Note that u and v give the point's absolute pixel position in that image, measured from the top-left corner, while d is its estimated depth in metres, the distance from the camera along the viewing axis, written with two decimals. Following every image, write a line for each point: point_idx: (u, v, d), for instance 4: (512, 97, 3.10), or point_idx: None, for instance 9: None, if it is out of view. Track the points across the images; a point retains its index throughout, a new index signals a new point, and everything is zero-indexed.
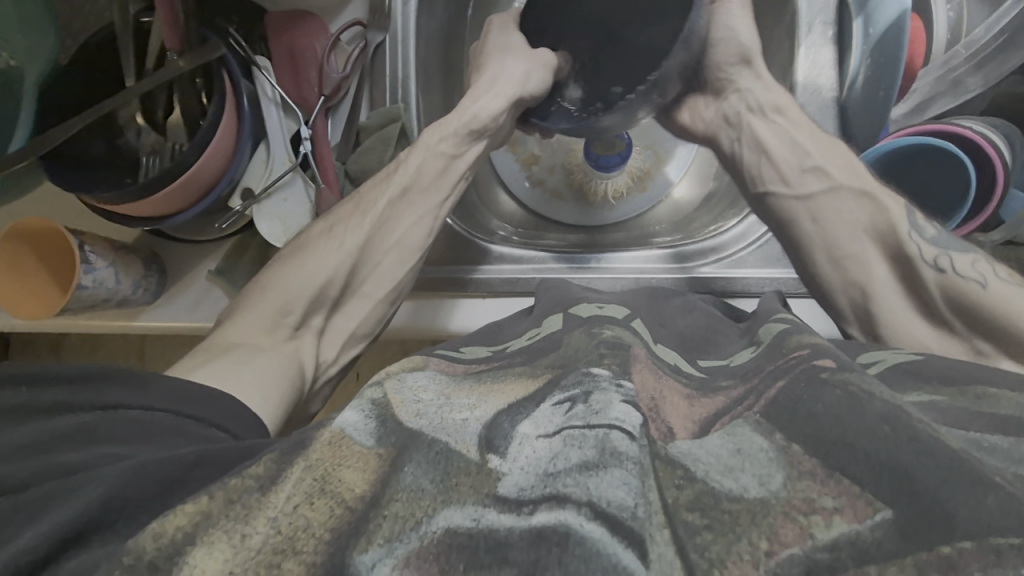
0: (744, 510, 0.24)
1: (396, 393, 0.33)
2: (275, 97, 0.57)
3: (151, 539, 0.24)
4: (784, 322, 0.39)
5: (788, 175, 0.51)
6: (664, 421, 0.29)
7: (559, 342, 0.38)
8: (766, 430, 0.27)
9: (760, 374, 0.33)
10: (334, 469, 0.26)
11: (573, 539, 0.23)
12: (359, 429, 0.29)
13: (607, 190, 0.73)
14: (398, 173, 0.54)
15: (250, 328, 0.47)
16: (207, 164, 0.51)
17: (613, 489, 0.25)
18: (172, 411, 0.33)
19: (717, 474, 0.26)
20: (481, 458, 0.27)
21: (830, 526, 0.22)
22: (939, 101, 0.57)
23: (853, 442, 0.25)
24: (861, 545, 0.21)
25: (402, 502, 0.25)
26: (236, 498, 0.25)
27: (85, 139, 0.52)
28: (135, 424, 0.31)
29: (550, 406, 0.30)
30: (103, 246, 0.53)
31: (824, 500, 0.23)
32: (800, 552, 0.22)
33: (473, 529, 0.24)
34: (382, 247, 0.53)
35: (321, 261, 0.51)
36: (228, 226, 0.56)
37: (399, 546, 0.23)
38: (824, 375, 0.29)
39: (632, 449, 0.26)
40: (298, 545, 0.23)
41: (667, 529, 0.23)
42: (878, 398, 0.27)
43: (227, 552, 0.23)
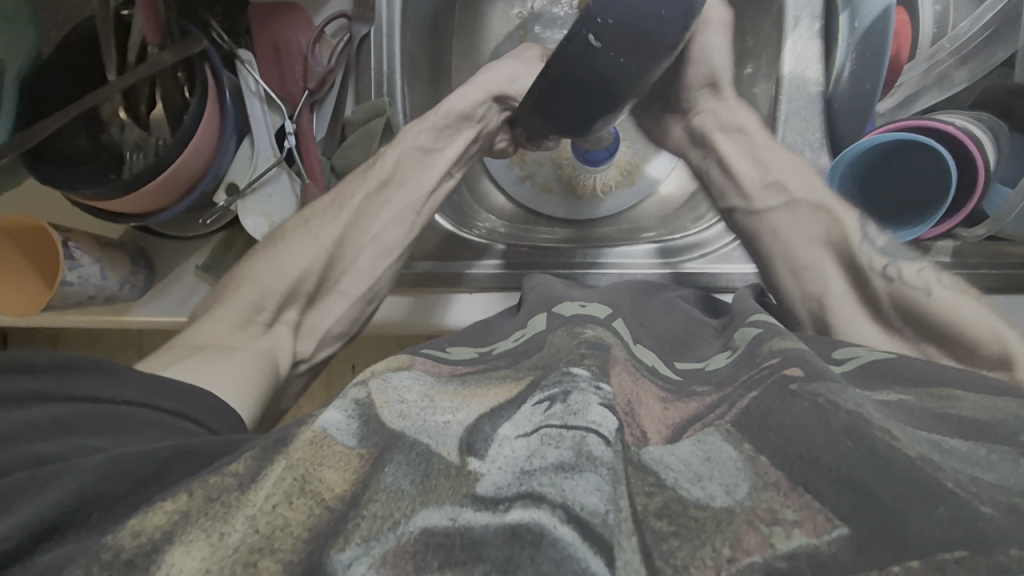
0: (710, 518, 0.26)
1: (380, 394, 0.35)
2: (259, 92, 0.64)
3: (129, 537, 0.27)
4: (758, 326, 0.42)
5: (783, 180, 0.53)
6: (638, 426, 0.32)
7: (542, 342, 0.42)
8: (737, 440, 0.30)
9: (735, 383, 0.35)
10: (314, 469, 0.29)
11: (545, 539, 0.25)
12: (342, 429, 0.32)
13: (596, 184, 0.80)
14: (376, 167, 0.59)
15: (223, 324, 0.52)
16: (190, 160, 0.57)
17: (585, 493, 0.26)
18: (151, 406, 0.37)
19: (686, 482, 0.28)
20: (460, 459, 0.30)
21: (790, 536, 0.24)
22: (928, 95, 0.62)
23: (827, 465, 0.27)
24: (818, 557, 0.23)
25: (381, 502, 0.27)
26: (216, 496, 0.28)
27: (71, 134, 0.59)
28: (117, 418, 0.35)
29: (531, 406, 0.34)
30: (88, 243, 0.60)
31: (786, 513, 0.25)
32: (760, 560, 0.24)
33: (449, 527, 0.26)
34: (360, 239, 0.58)
35: (295, 254, 0.55)
36: (212, 222, 0.64)
37: (376, 545, 0.25)
38: (794, 386, 0.32)
39: (607, 454, 0.29)
40: (275, 544, 0.26)
41: (635, 536, 0.25)
42: (842, 409, 0.30)
43: (205, 550, 0.26)
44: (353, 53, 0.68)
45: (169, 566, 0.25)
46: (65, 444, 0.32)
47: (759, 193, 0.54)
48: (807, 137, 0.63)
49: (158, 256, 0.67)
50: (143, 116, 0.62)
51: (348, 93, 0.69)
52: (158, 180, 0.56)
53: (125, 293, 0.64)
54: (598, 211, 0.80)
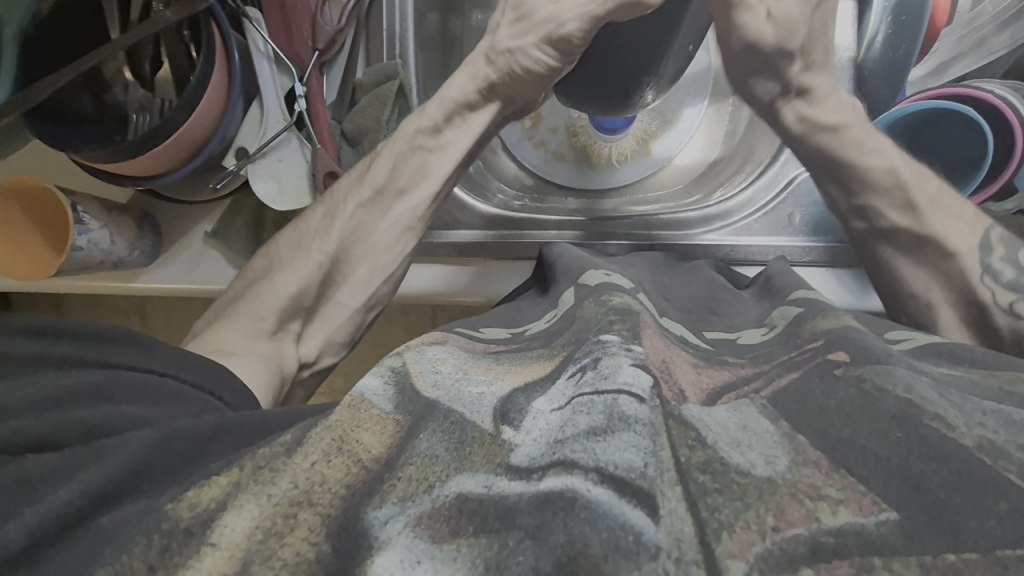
0: (751, 485, 0.25)
1: (415, 363, 0.36)
2: (267, 52, 0.62)
3: (187, 508, 0.26)
4: (796, 305, 0.41)
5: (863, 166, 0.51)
6: (676, 383, 0.32)
7: (573, 319, 0.41)
8: (772, 416, 0.30)
9: (771, 362, 0.35)
10: (351, 431, 0.29)
11: (578, 503, 0.24)
12: (379, 394, 0.32)
13: (610, 153, 0.78)
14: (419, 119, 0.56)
15: (237, 336, 0.51)
16: (196, 122, 0.56)
17: (620, 452, 0.26)
18: (172, 376, 0.38)
19: (725, 444, 0.27)
20: (494, 429, 0.30)
21: (835, 513, 0.23)
22: (960, 63, 0.62)
23: (858, 442, 0.27)
24: (867, 536, 0.22)
25: (416, 465, 0.27)
26: (265, 464, 0.28)
27: (73, 95, 0.57)
28: (144, 386, 0.36)
29: (565, 379, 0.33)
30: (94, 207, 0.59)
31: (829, 490, 0.25)
32: (805, 533, 0.23)
33: (484, 495, 0.25)
34: (357, 255, 0.57)
35: (289, 277, 0.55)
36: (222, 185, 0.62)
37: (411, 505, 0.25)
38: (838, 370, 0.32)
39: (642, 411, 0.29)
40: (314, 498, 0.26)
41: (679, 486, 0.25)
42: (891, 395, 0.29)
43: (254, 510, 0.26)
44: (363, 12, 0.66)
45: (222, 528, 0.25)
46: (100, 410, 0.32)
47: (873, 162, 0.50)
48: None
49: (166, 221, 0.66)
50: (146, 75, 0.60)
51: (359, 54, 0.67)
52: (163, 145, 0.54)
53: (133, 258, 0.63)
54: (611, 180, 0.79)
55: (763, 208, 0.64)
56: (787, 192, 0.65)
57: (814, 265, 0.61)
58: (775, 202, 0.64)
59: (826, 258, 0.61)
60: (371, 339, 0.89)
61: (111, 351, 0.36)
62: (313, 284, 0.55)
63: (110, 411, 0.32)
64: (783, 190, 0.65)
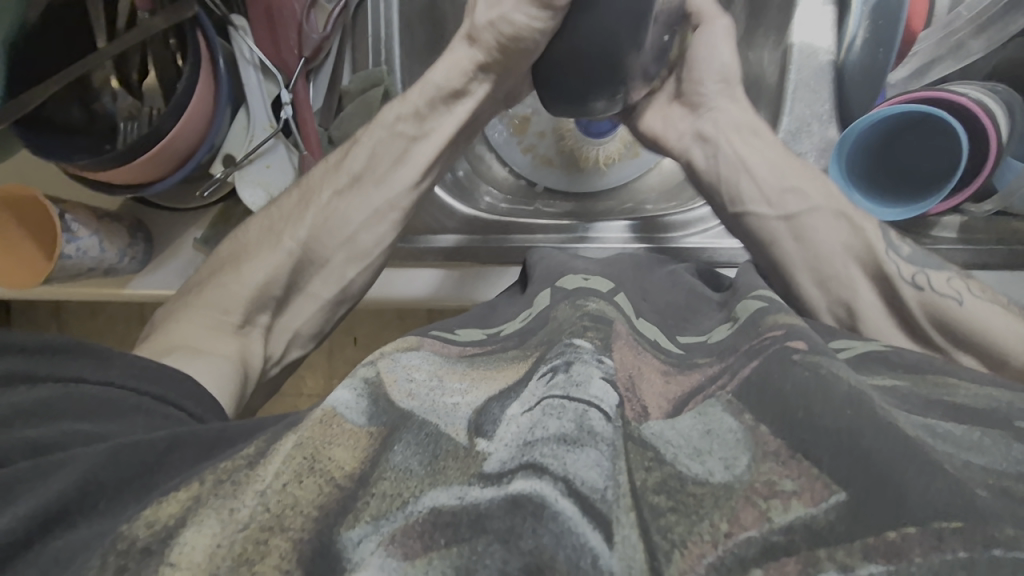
0: (709, 494, 0.26)
1: (388, 372, 0.36)
2: (253, 60, 0.63)
3: (144, 526, 0.27)
4: (760, 301, 0.42)
5: (769, 197, 0.55)
6: (639, 400, 0.33)
7: (546, 319, 0.42)
8: (737, 411, 0.31)
9: (734, 353, 0.37)
10: (323, 448, 0.30)
11: (547, 511, 0.25)
12: (352, 408, 0.33)
13: (598, 156, 0.78)
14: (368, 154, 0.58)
15: (193, 326, 0.52)
16: (182, 133, 0.56)
17: (586, 469, 0.27)
18: (132, 389, 0.38)
19: (685, 457, 0.29)
20: (469, 441, 0.30)
21: (787, 509, 0.25)
22: (940, 65, 0.62)
23: (813, 423, 0.28)
24: (814, 528, 0.24)
25: (390, 481, 0.28)
26: (226, 477, 0.29)
27: (62, 104, 0.58)
28: (106, 401, 0.36)
29: (537, 379, 0.34)
30: (85, 215, 0.60)
31: (784, 484, 0.26)
32: (756, 534, 0.24)
33: (457, 507, 0.26)
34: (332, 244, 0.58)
35: (259, 264, 0.56)
36: (210, 193, 0.63)
37: (385, 524, 0.26)
38: (795, 357, 0.33)
39: (607, 431, 0.29)
40: (285, 522, 0.26)
41: (633, 512, 0.26)
42: (843, 381, 0.30)
43: (215, 527, 0.26)
44: (348, 19, 0.67)
45: (181, 547, 0.25)
46: (55, 429, 0.33)
47: (778, 197, 0.55)
48: (814, 109, 0.64)
49: (157, 227, 0.66)
50: (135, 84, 0.61)
51: (345, 60, 0.68)
52: (148, 154, 0.55)
53: (124, 265, 0.64)
54: (599, 183, 0.79)
55: None
56: None
57: None
58: None
59: None
60: (365, 342, 0.90)
61: (74, 366, 0.37)
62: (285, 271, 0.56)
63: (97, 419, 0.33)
64: None
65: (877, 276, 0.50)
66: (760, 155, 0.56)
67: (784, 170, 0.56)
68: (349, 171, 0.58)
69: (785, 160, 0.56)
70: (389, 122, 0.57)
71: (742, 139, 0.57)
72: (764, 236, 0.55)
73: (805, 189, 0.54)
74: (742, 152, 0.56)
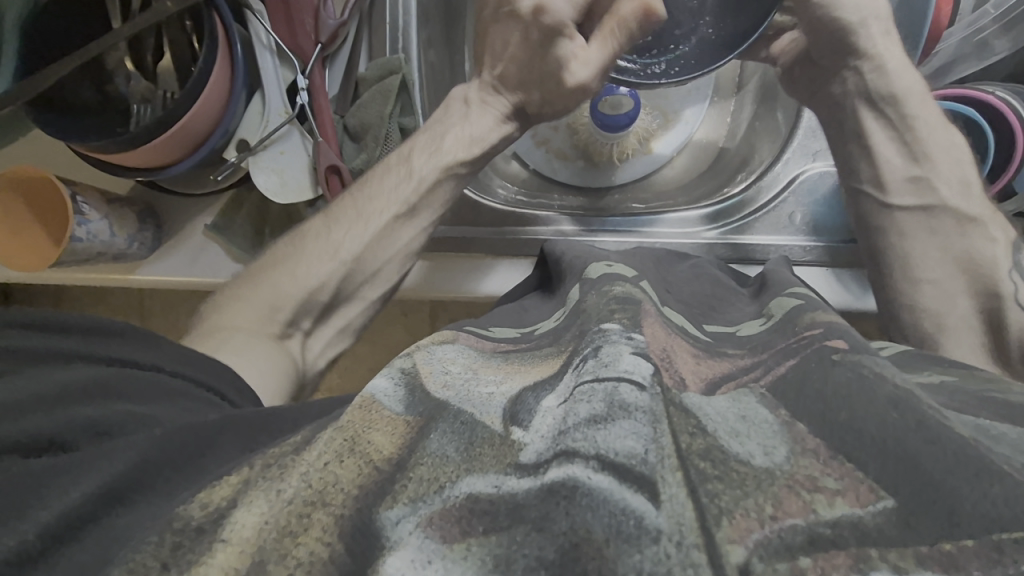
0: (750, 475, 0.26)
1: (425, 364, 0.36)
2: (270, 43, 0.62)
3: (199, 507, 0.28)
4: (796, 297, 0.42)
5: (889, 182, 0.55)
6: (676, 369, 0.33)
7: (577, 315, 0.40)
8: (772, 405, 0.30)
9: (769, 350, 0.36)
10: (363, 432, 0.30)
11: (580, 492, 0.25)
12: (390, 396, 0.33)
13: (612, 151, 0.78)
14: (412, 179, 0.59)
15: (248, 312, 0.54)
16: (196, 116, 0.55)
17: (621, 439, 0.27)
18: (176, 372, 0.40)
19: (725, 434, 0.28)
20: (504, 429, 0.30)
21: (832, 505, 0.24)
22: (963, 65, 0.63)
23: (864, 417, 0.28)
24: (863, 529, 0.23)
25: (427, 466, 0.28)
26: (274, 461, 0.30)
27: (74, 84, 0.57)
28: (151, 383, 0.38)
29: (573, 375, 0.33)
30: (95, 199, 0.60)
31: (826, 481, 0.25)
32: (802, 523, 0.24)
33: (494, 494, 0.26)
34: (378, 258, 0.59)
35: (315, 267, 0.57)
36: (223, 178, 0.62)
37: (421, 505, 0.26)
38: (834, 355, 0.33)
39: (641, 399, 0.29)
40: (327, 497, 0.27)
41: (680, 471, 0.26)
42: (887, 382, 0.30)
43: (264, 506, 0.27)
44: (365, 6, 0.66)
45: (232, 526, 0.26)
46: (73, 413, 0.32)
47: (899, 187, 0.55)
48: None
49: (167, 214, 0.66)
50: (148, 66, 0.60)
51: (362, 47, 0.67)
52: (161, 136, 0.54)
53: (133, 250, 0.63)
54: (613, 177, 0.79)
55: (765, 207, 0.65)
56: (788, 191, 0.65)
57: (815, 264, 0.63)
58: (777, 203, 0.65)
59: (827, 258, 0.62)
60: (371, 337, 0.89)
61: (119, 350, 0.38)
62: (336, 278, 0.57)
63: (117, 409, 0.34)
64: (785, 189, 0.65)
65: (988, 293, 0.51)
66: (893, 137, 0.56)
67: (922, 149, 0.55)
68: (406, 201, 0.59)
69: (928, 133, 0.55)
70: (445, 164, 0.60)
71: (871, 110, 0.56)
72: (877, 225, 0.56)
73: (932, 181, 0.54)
74: (869, 126, 0.57)
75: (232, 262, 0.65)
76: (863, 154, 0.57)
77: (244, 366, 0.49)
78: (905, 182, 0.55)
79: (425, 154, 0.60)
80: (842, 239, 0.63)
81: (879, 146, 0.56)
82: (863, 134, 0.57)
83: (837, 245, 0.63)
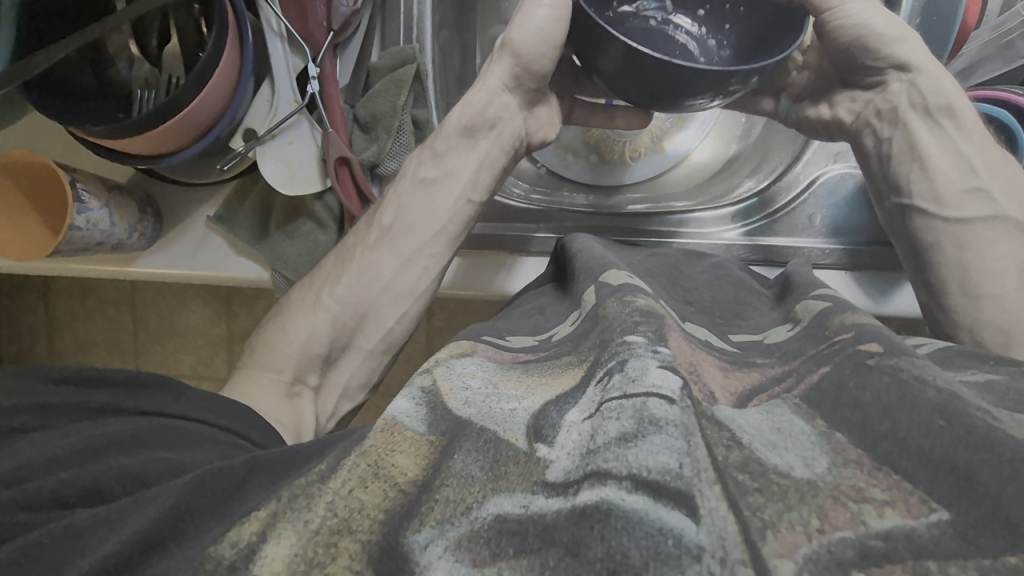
0: (792, 488, 0.24)
1: (445, 381, 0.34)
2: (280, 30, 0.60)
3: (229, 546, 0.26)
4: (824, 300, 0.40)
5: (946, 195, 0.51)
6: (705, 384, 0.31)
7: (596, 317, 0.39)
8: (807, 415, 0.29)
9: (801, 355, 0.35)
10: (386, 455, 0.28)
11: (614, 514, 0.23)
12: (411, 416, 0.31)
13: (624, 148, 0.77)
14: (379, 217, 0.58)
15: (256, 381, 0.55)
16: (203, 103, 0.53)
17: (653, 455, 0.25)
18: (200, 420, 0.39)
19: (761, 446, 0.27)
20: (529, 447, 0.28)
21: (882, 516, 0.23)
22: (988, 66, 0.62)
23: (904, 438, 0.26)
24: (917, 540, 0.22)
25: (452, 487, 0.26)
26: (300, 491, 0.28)
27: (74, 69, 0.55)
28: (182, 432, 0.37)
29: (594, 387, 0.31)
30: (95, 185, 0.57)
31: (873, 492, 0.24)
32: (852, 536, 0.22)
33: (523, 515, 0.24)
34: (370, 295, 0.58)
35: (303, 325, 0.58)
36: (229, 167, 0.61)
37: (450, 528, 0.25)
38: (870, 361, 0.31)
39: (672, 414, 0.27)
40: (353, 524, 0.26)
41: (718, 485, 0.24)
42: (931, 387, 0.28)
43: (292, 538, 0.26)
44: None
45: (262, 559, 0.25)
46: None
47: (957, 198, 0.51)
48: None
49: (167, 203, 0.64)
50: (152, 51, 0.57)
51: (374, 37, 0.65)
52: (166, 125, 0.52)
53: (132, 241, 0.61)
54: (624, 176, 0.78)
55: (782, 210, 0.64)
56: (810, 191, 0.63)
57: (836, 268, 0.61)
58: (790, 203, 0.64)
59: (847, 261, 0.61)
60: None
61: (153, 402, 0.39)
62: (323, 331, 0.57)
63: (153, 456, 0.34)
64: (804, 189, 0.64)
65: None
66: (947, 149, 0.51)
67: (975, 160, 0.51)
68: (381, 224, 0.58)
69: (981, 149, 0.51)
70: (410, 173, 0.58)
71: (920, 116, 0.52)
72: (926, 238, 0.52)
73: (990, 191, 0.50)
74: (920, 138, 0.52)
75: (236, 255, 0.63)
76: (913, 167, 0.52)
77: None
78: (965, 193, 0.50)
79: (391, 195, 0.58)
80: (862, 239, 0.62)
81: (931, 158, 0.52)
82: (915, 147, 0.52)
83: (856, 245, 0.61)
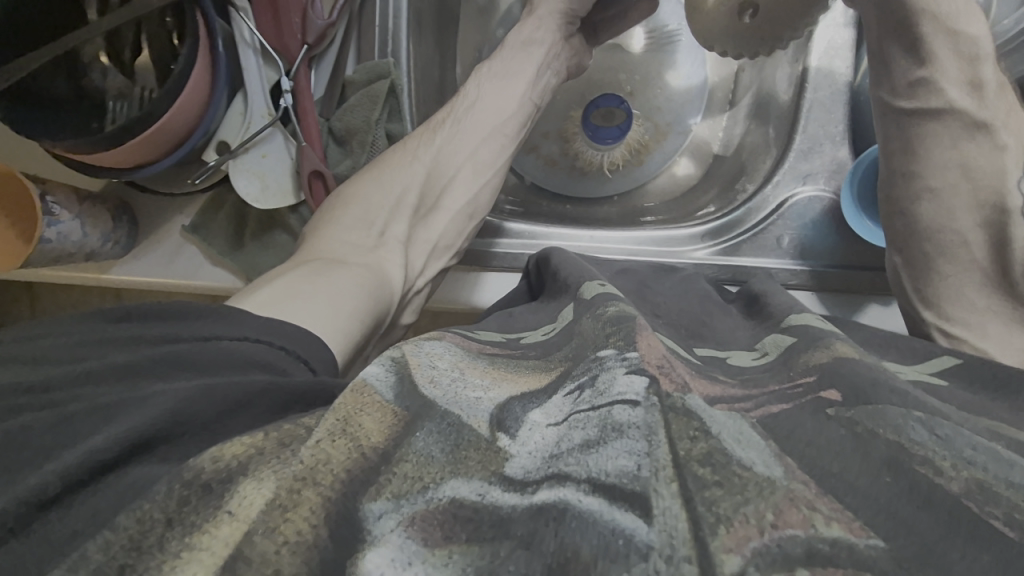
0: (751, 481, 0.25)
1: (415, 356, 0.34)
2: (253, 43, 0.61)
3: (210, 461, 0.26)
4: (790, 334, 0.40)
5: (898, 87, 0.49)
6: (676, 375, 0.32)
7: (571, 335, 0.39)
8: (764, 435, 0.28)
9: (764, 389, 0.34)
10: (354, 414, 0.28)
11: (570, 514, 0.23)
12: (381, 380, 0.31)
13: (602, 162, 0.79)
14: (467, 90, 0.66)
15: (341, 237, 0.54)
16: (176, 116, 0.54)
17: (613, 459, 0.25)
18: (267, 340, 0.36)
19: (730, 438, 0.27)
20: (491, 434, 0.29)
21: (829, 525, 0.23)
22: None
23: (843, 476, 0.26)
24: (857, 555, 0.22)
25: (412, 463, 0.26)
26: (288, 442, 0.27)
27: (47, 77, 0.54)
28: (230, 351, 0.34)
29: (561, 397, 0.32)
30: (67, 197, 0.58)
31: (820, 505, 0.24)
32: (801, 534, 0.22)
33: (478, 503, 0.25)
34: (456, 161, 0.64)
35: (397, 176, 0.60)
36: (202, 180, 0.61)
37: (405, 504, 0.24)
38: (830, 412, 0.30)
39: (635, 416, 0.28)
40: (318, 476, 0.25)
41: (675, 483, 0.24)
42: (881, 437, 0.27)
43: (272, 482, 0.25)
44: (356, 8, 0.65)
45: (239, 499, 0.24)
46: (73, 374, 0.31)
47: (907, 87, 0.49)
48: (828, 130, 0.66)
49: (142, 212, 0.63)
50: (126, 60, 0.58)
51: (349, 49, 0.65)
52: (140, 135, 0.52)
53: (108, 250, 0.61)
54: (595, 189, 0.80)
55: (753, 227, 0.65)
56: (777, 215, 0.65)
57: (803, 289, 0.63)
58: (765, 222, 0.65)
59: (813, 283, 0.63)
60: None
61: (206, 325, 0.36)
62: (416, 183, 0.61)
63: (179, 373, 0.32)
64: (773, 213, 0.65)
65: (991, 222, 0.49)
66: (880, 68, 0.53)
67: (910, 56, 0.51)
68: (468, 94, 0.65)
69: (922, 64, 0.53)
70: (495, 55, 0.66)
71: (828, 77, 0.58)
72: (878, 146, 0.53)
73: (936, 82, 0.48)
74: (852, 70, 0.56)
75: (211, 265, 0.62)
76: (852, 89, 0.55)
77: (326, 281, 0.47)
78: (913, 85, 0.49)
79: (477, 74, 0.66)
80: (828, 264, 0.63)
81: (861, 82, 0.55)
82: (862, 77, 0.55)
83: (824, 268, 0.63)
